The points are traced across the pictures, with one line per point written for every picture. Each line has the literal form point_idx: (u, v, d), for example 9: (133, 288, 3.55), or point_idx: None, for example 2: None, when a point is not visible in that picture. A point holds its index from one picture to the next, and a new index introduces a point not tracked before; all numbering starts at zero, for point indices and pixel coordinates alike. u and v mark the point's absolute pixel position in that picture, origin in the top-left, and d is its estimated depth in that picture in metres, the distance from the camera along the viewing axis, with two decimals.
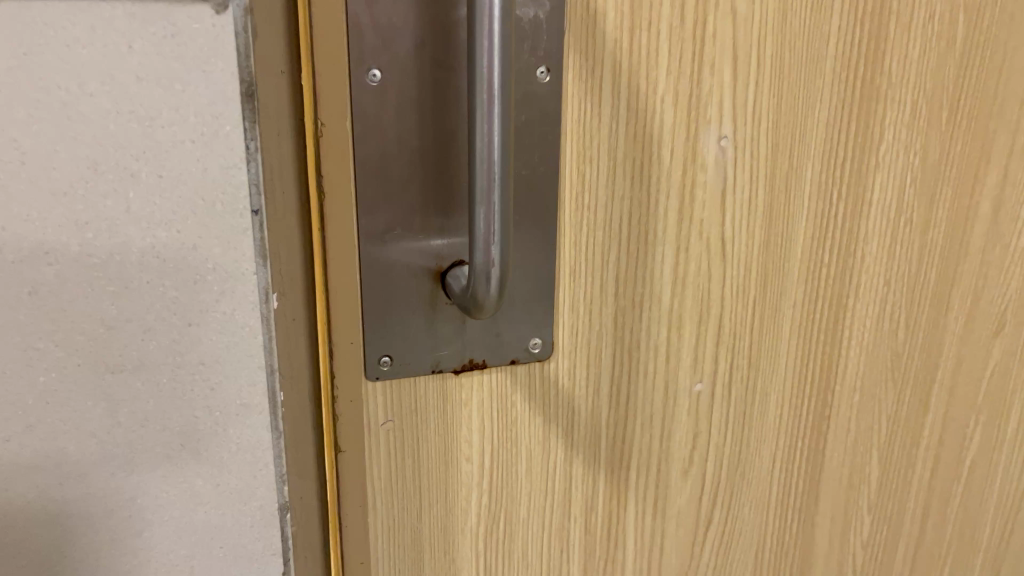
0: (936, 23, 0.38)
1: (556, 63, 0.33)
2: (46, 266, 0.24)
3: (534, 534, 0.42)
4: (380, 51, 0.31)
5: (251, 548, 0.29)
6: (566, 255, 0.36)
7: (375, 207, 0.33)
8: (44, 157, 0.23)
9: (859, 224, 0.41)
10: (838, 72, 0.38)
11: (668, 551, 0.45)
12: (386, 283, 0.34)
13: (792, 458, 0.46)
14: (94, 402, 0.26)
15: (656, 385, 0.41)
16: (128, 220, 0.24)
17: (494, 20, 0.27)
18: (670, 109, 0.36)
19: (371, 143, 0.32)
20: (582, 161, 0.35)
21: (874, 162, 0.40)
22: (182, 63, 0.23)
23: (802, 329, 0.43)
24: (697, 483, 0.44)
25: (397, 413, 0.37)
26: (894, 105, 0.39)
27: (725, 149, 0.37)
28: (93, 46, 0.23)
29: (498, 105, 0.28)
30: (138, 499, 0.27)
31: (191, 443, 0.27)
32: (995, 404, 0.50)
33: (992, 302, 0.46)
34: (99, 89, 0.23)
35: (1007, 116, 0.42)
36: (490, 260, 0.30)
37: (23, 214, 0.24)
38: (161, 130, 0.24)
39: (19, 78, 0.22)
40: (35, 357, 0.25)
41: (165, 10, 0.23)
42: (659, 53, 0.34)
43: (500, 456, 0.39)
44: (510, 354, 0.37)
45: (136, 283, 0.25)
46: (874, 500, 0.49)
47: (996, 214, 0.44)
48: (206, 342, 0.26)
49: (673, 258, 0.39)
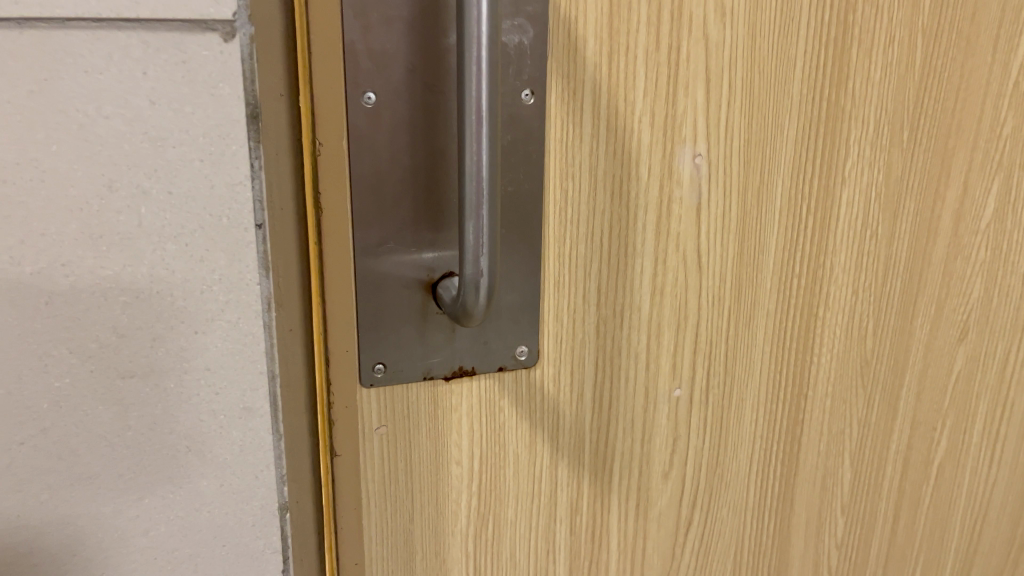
0: (896, 47, 0.41)
1: (540, 86, 0.35)
2: (62, 277, 0.28)
3: (522, 537, 0.43)
4: (374, 76, 0.32)
5: (252, 546, 0.33)
6: (550, 267, 0.38)
7: (368, 222, 0.34)
8: (63, 175, 0.27)
9: (827, 236, 0.43)
10: (805, 94, 0.40)
11: (650, 552, 0.47)
12: (379, 295, 0.36)
13: (768, 461, 0.48)
14: (106, 406, 0.30)
15: (637, 391, 0.43)
16: (140, 234, 0.28)
17: (481, 46, 0.29)
18: (648, 129, 0.38)
19: (365, 161, 0.33)
20: (565, 177, 0.37)
21: (840, 176, 0.42)
22: (193, 87, 0.27)
23: (775, 337, 0.45)
24: (678, 486, 0.46)
25: (390, 420, 0.38)
26: (857, 123, 0.42)
27: (700, 166, 0.39)
28: (110, 71, 0.26)
29: (486, 127, 0.30)
30: (146, 499, 0.31)
31: (197, 446, 0.31)
32: (961, 408, 0.52)
33: (955, 309, 0.49)
34: (114, 112, 0.27)
35: (965, 134, 0.44)
36: (479, 272, 0.31)
37: (41, 229, 0.27)
38: (172, 150, 0.27)
39: (40, 101, 0.26)
40: (49, 364, 0.29)
41: (177, 39, 0.26)
42: (636, 76, 0.36)
43: (488, 460, 0.41)
44: (498, 361, 0.39)
45: (146, 293, 0.29)
46: (847, 502, 0.51)
47: (957, 226, 0.46)
48: (213, 347, 0.30)
49: (652, 270, 0.40)
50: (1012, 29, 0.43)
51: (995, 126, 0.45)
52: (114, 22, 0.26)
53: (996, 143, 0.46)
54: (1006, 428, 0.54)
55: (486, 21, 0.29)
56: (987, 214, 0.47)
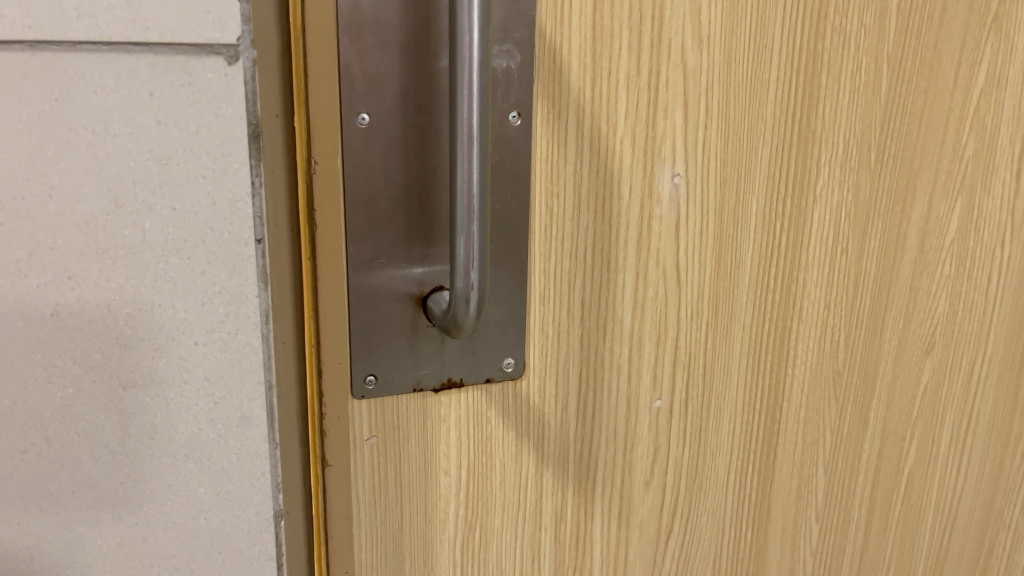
0: (863, 73, 0.43)
1: (526, 108, 0.36)
2: (68, 290, 0.29)
3: (507, 545, 0.44)
4: (368, 97, 0.34)
5: (246, 553, 0.34)
6: (536, 281, 0.40)
7: (362, 238, 0.36)
8: (71, 192, 0.28)
9: (801, 251, 0.45)
10: (778, 117, 0.42)
11: (632, 559, 0.48)
12: (371, 308, 0.37)
13: (746, 470, 0.49)
14: (108, 415, 0.31)
15: (619, 401, 0.44)
16: (144, 248, 0.29)
17: (473, 71, 0.31)
18: (629, 149, 0.39)
19: (360, 179, 0.35)
20: (550, 196, 0.38)
21: (812, 196, 0.44)
22: (198, 108, 0.28)
23: (752, 349, 0.46)
24: (659, 495, 0.47)
25: (381, 430, 0.39)
26: (827, 145, 0.44)
27: (678, 185, 0.41)
28: (118, 92, 0.27)
29: (476, 146, 0.31)
30: (145, 506, 0.32)
31: (195, 454, 0.32)
32: (928, 419, 0.54)
33: (922, 323, 0.51)
34: (121, 131, 0.28)
35: (930, 155, 0.46)
36: (470, 284, 0.33)
37: (49, 243, 0.29)
38: (176, 167, 0.28)
39: (51, 121, 0.27)
40: (54, 373, 0.30)
41: (183, 62, 0.28)
42: (618, 99, 0.38)
43: (476, 470, 0.42)
44: (485, 373, 0.40)
45: (149, 305, 0.30)
46: (821, 510, 0.53)
47: (922, 244, 0.48)
48: (212, 357, 0.31)
49: (633, 284, 0.42)
50: (972, 57, 0.45)
51: (958, 148, 0.47)
52: (123, 46, 0.27)
53: (959, 164, 0.48)
54: (973, 438, 0.56)
55: (478, 47, 0.30)
56: (951, 231, 0.49)
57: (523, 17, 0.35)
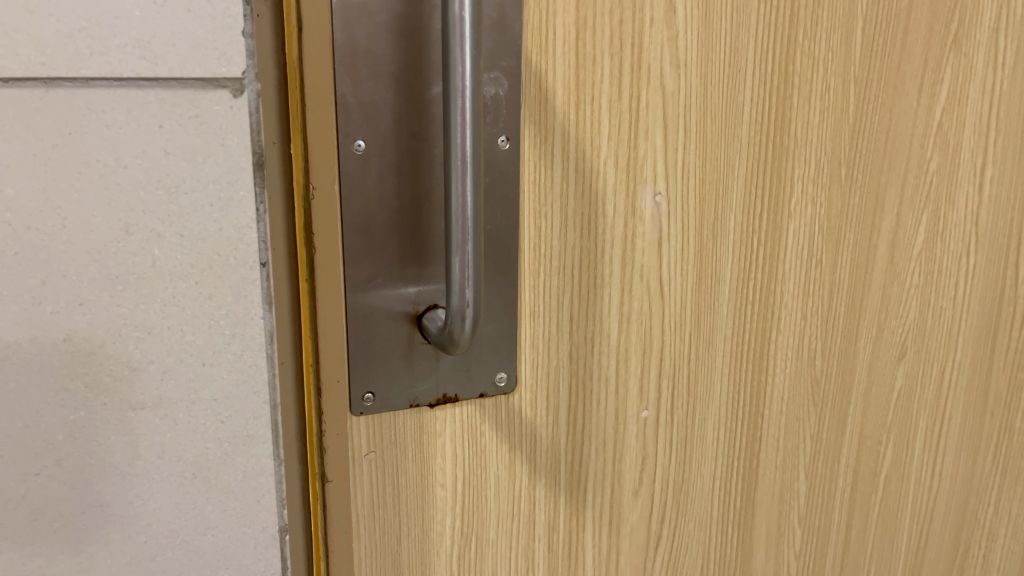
0: (831, 94, 0.45)
1: (514, 133, 0.38)
2: (80, 315, 0.30)
3: (502, 555, 0.45)
4: (364, 125, 0.35)
5: (253, 568, 0.35)
6: (526, 298, 0.41)
7: (358, 259, 0.37)
8: (84, 222, 0.29)
9: (778, 263, 0.47)
10: (752, 137, 0.44)
11: (623, 566, 0.49)
12: (367, 328, 0.38)
13: (731, 476, 0.51)
14: (118, 436, 0.32)
15: (608, 412, 0.46)
16: (154, 273, 0.30)
17: (465, 99, 0.32)
18: (612, 170, 0.41)
19: (356, 204, 0.36)
20: (538, 216, 0.40)
21: (786, 211, 0.46)
22: (204, 139, 0.29)
23: (733, 358, 0.48)
24: (647, 502, 0.49)
25: (379, 446, 0.40)
26: (800, 163, 0.46)
27: (659, 204, 0.43)
28: (129, 125, 0.29)
29: (470, 170, 0.33)
30: (154, 525, 0.33)
31: (202, 472, 0.33)
32: (903, 422, 0.56)
33: (894, 331, 0.53)
34: (132, 162, 0.29)
35: (896, 170, 0.49)
36: (465, 303, 0.34)
37: (61, 270, 0.30)
38: (184, 196, 0.30)
39: (64, 153, 0.29)
40: (66, 397, 0.31)
41: (191, 96, 0.29)
42: (601, 123, 0.40)
43: (471, 482, 0.43)
44: (479, 388, 0.41)
45: (158, 329, 0.31)
46: (804, 513, 0.54)
47: (892, 255, 0.51)
48: (219, 378, 0.32)
49: (619, 298, 0.44)
50: (934, 77, 0.48)
51: (923, 162, 0.49)
52: (134, 81, 0.28)
53: (924, 178, 0.50)
54: (945, 440, 0.58)
55: (470, 76, 0.32)
56: (919, 242, 0.51)
57: (510, 46, 0.36)
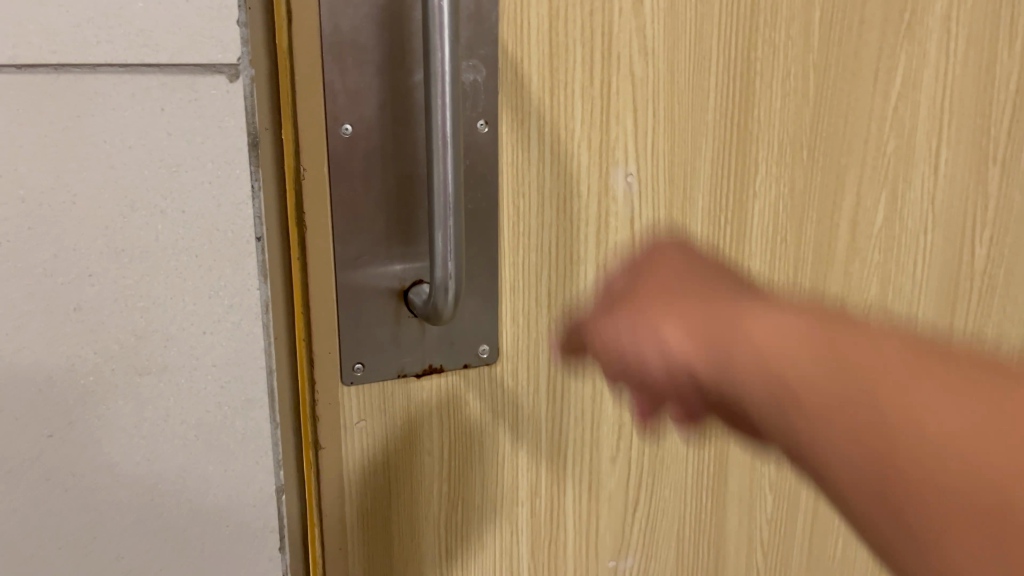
0: (792, 79, 0.48)
1: (493, 117, 0.40)
2: (89, 286, 0.32)
3: (487, 519, 0.48)
4: (351, 110, 0.38)
5: (252, 526, 0.37)
6: (506, 274, 0.44)
7: (347, 237, 0.39)
8: (92, 199, 0.32)
9: (743, 241, 0.50)
10: (717, 121, 0.47)
11: (603, 531, 0.52)
12: (356, 302, 0.40)
13: (704, 444, 0.53)
14: (125, 400, 0.34)
15: (585, 382, 0.48)
16: (157, 247, 0.33)
17: (445, 83, 0.34)
18: (585, 152, 0.44)
19: (345, 186, 0.38)
20: (516, 196, 0.42)
21: (751, 191, 0.49)
22: (203, 121, 0.32)
23: None
24: (624, 469, 0.51)
25: (369, 415, 0.42)
26: (764, 145, 0.48)
27: (631, 184, 0.45)
28: (133, 108, 0.31)
29: (450, 150, 0.35)
30: (159, 484, 0.35)
31: (203, 434, 0.35)
32: None
33: (857, 306, 0.56)
34: (137, 143, 0.31)
35: (855, 151, 0.52)
36: (448, 274, 0.37)
37: (72, 245, 0.32)
38: (185, 174, 0.32)
39: (73, 134, 0.31)
40: (77, 364, 0.33)
41: (190, 82, 0.31)
42: (574, 107, 0.42)
43: (457, 449, 0.45)
44: (463, 359, 0.44)
45: (162, 300, 0.33)
46: (775, 480, 0.57)
47: (853, 233, 0.53)
48: (219, 346, 0.35)
49: (594, 274, 0.46)
50: (889, 63, 0.51)
51: (880, 144, 0.52)
52: (137, 67, 0.31)
53: (882, 160, 0.53)
54: None
55: (449, 61, 0.34)
56: (879, 220, 0.54)
57: (487, 36, 0.39)
